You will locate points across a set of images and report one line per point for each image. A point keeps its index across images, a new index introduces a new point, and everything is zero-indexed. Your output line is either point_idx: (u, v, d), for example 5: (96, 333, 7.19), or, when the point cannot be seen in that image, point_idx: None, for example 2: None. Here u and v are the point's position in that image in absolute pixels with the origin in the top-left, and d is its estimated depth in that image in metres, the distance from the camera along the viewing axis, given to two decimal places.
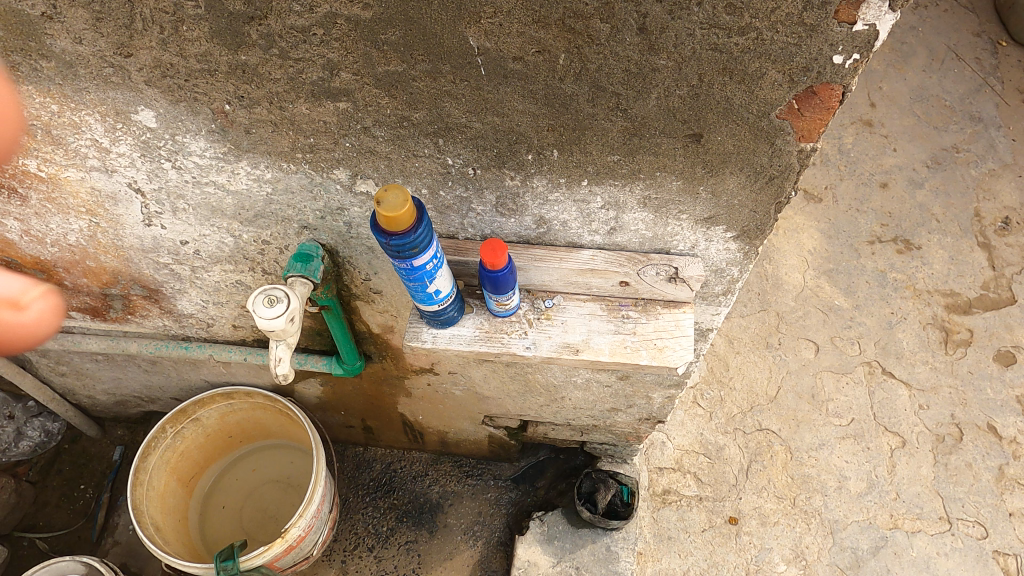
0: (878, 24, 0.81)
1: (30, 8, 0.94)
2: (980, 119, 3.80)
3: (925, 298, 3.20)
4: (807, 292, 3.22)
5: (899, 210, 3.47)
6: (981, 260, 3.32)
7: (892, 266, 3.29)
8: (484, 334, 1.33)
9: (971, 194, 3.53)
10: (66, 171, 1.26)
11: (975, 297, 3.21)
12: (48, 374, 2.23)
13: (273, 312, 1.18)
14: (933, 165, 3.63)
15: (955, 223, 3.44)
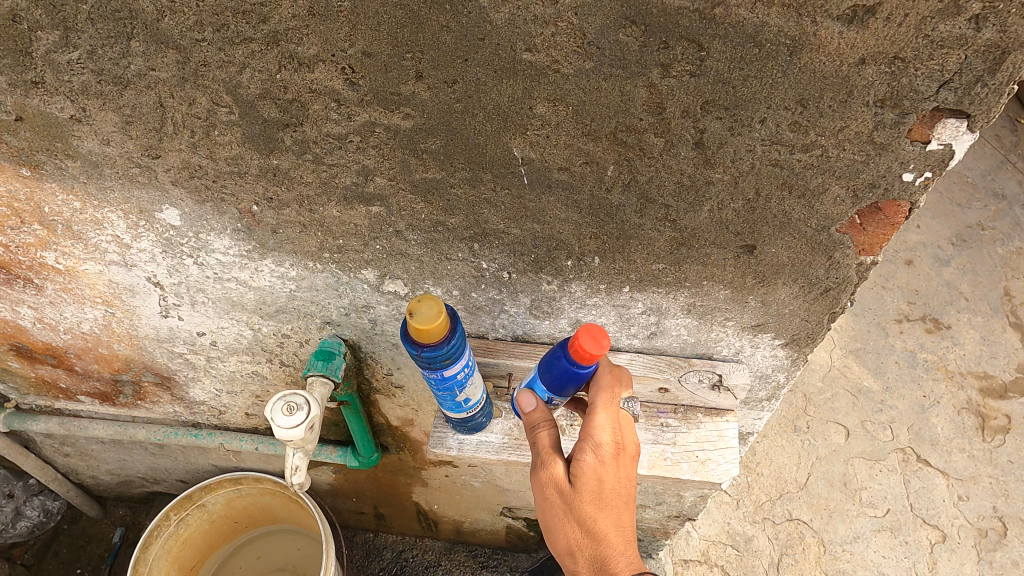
0: (954, 143, 0.76)
1: (59, 111, 0.91)
2: (1004, 196, 3.77)
3: (959, 380, 3.09)
4: (835, 372, 3.11)
5: (926, 287, 3.40)
6: (1015, 341, 3.23)
7: (922, 345, 3.20)
8: (513, 441, 1.25)
9: (1000, 272, 3.47)
10: (84, 264, 1.22)
11: (1010, 380, 3.10)
12: (52, 454, 2.16)
13: (292, 420, 1.11)
14: (959, 242, 3.57)
15: (985, 301, 3.36)
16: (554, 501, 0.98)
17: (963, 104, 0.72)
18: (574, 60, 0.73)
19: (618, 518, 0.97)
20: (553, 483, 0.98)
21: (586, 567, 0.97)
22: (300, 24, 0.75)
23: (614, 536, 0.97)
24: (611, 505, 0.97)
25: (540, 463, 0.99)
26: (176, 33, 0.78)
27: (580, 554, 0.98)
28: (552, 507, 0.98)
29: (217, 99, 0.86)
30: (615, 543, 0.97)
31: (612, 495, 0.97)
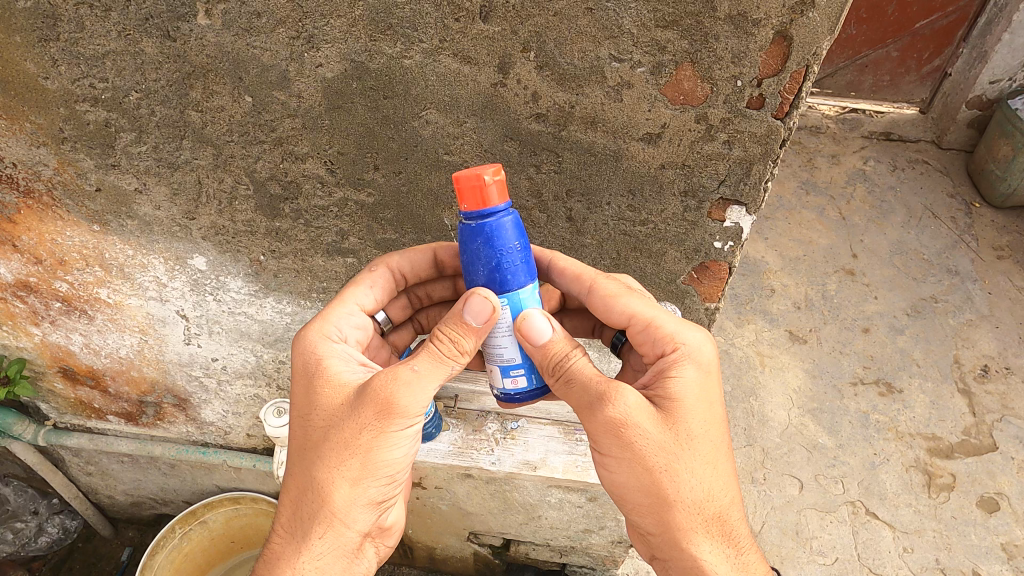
0: (740, 221, 1.11)
1: (127, 186, 1.28)
2: (958, 272, 3.23)
3: (907, 440, 2.65)
4: (792, 430, 2.67)
5: (881, 354, 2.92)
6: (961, 406, 2.76)
7: (874, 408, 2.74)
8: (457, 448, 1.57)
9: (951, 341, 2.97)
10: (129, 299, 1.57)
11: (957, 442, 2.64)
12: (77, 473, 2.45)
13: (280, 421, 1.58)
14: (914, 313, 3.06)
15: (935, 367, 2.88)
16: (638, 422, 0.95)
17: (739, 196, 1.07)
18: (478, 161, 1.11)
19: (709, 421, 0.98)
20: (625, 406, 0.95)
21: (686, 479, 0.96)
22: (297, 132, 1.12)
23: (705, 445, 0.98)
24: (701, 410, 0.98)
25: (607, 389, 0.96)
26: (214, 136, 1.15)
27: (674, 471, 0.96)
28: (634, 428, 0.95)
29: (238, 180, 1.22)
30: (706, 454, 0.98)
31: (704, 401, 0.99)
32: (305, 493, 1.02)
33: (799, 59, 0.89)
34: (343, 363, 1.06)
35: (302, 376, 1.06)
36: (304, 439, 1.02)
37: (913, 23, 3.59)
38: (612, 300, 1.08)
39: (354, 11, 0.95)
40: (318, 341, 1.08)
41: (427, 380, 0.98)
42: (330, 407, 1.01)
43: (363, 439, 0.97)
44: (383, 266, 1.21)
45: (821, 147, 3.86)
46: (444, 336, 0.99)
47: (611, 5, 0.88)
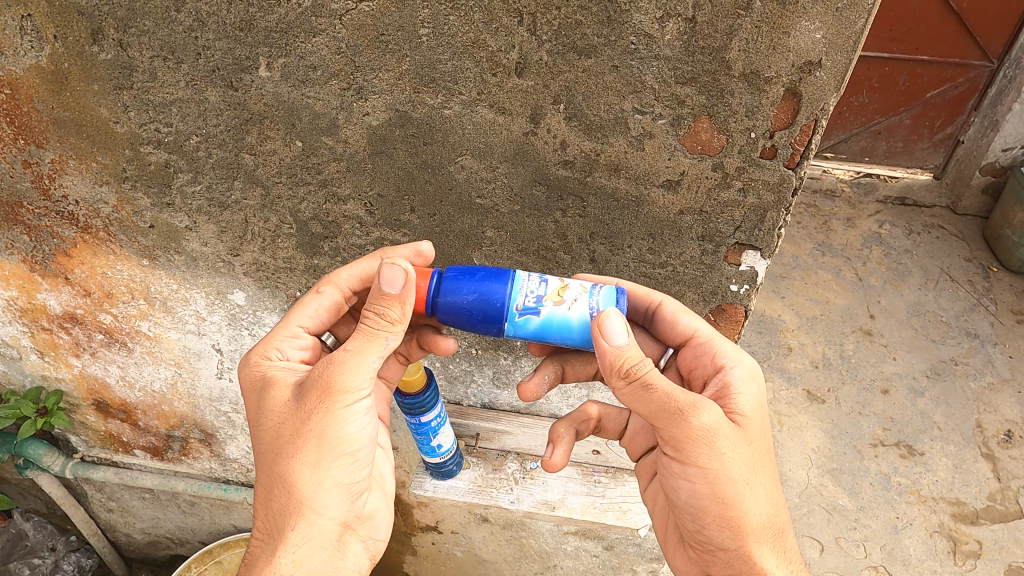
0: (755, 265, 1.19)
1: (179, 223, 1.37)
2: (977, 335, 3.23)
3: (930, 504, 2.60)
4: (811, 490, 2.63)
5: (901, 416, 2.89)
6: (985, 471, 2.72)
7: (895, 469, 2.71)
8: (477, 487, 1.61)
9: (972, 405, 2.94)
10: (168, 332, 1.64)
11: (982, 507, 2.60)
12: (97, 511, 2.47)
13: None
14: (933, 375, 3.05)
15: (956, 430, 2.84)
16: (723, 434, 1.00)
17: (755, 241, 1.15)
18: (508, 205, 1.19)
19: (768, 436, 1.07)
20: (710, 417, 0.99)
21: (758, 490, 1.03)
22: (342, 175, 1.22)
23: (767, 460, 1.06)
24: (764, 424, 1.07)
25: (690, 402, 0.99)
26: (264, 177, 1.25)
27: (749, 483, 1.02)
28: (718, 440, 1.00)
29: (283, 219, 1.31)
30: (768, 470, 1.05)
31: (763, 418, 1.07)
32: (274, 492, 1.05)
33: (808, 114, 0.99)
34: (287, 371, 1.11)
35: (255, 391, 1.11)
36: (261, 445, 1.07)
37: (924, 93, 3.71)
38: (679, 319, 1.18)
39: (402, 66, 1.05)
40: (259, 362, 1.12)
41: (361, 357, 1.02)
42: (279, 406, 1.06)
43: (312, 423, 1.02)
44: (329, 284, 1.19)
45: (836, 211, 3.92)
46: (371, 312, 1.03)
47: (635, 63, 0.98)
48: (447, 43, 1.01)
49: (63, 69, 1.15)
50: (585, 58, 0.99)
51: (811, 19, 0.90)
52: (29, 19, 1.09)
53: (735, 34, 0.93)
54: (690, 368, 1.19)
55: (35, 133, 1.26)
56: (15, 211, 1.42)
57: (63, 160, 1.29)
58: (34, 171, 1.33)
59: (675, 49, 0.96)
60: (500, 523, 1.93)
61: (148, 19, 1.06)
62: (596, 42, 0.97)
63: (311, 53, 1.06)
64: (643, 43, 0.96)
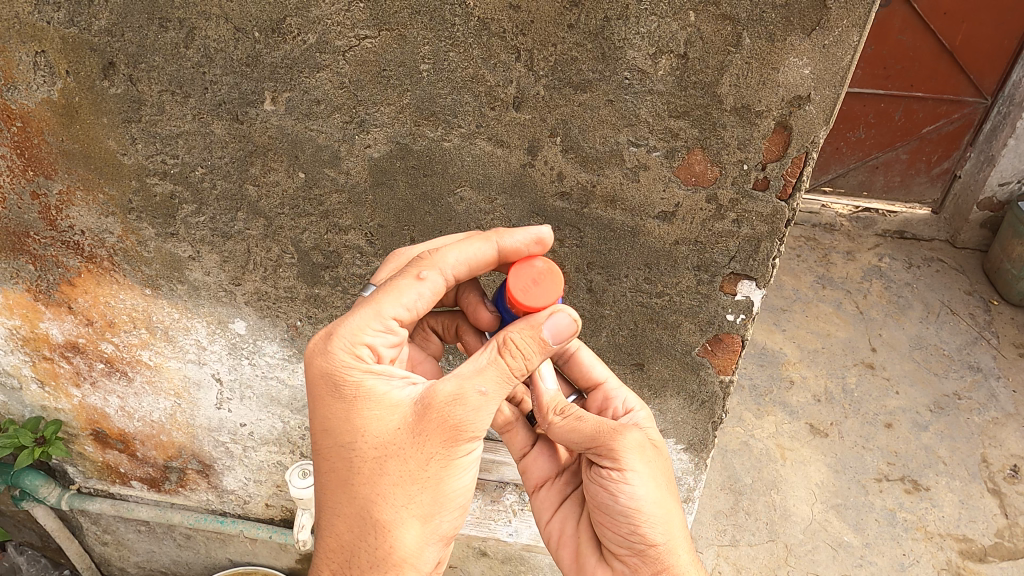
0: (751, 295, 1.20)
1: (182, 252, 1.39)
2: (980, 368, 3.22)
3: (937, 541, 2.56)
4: (815, 525, 2.59)
5: (905, 449, 2.86)
6: (992, 506, 2.68)
7: (901, 504, 2.67)
8: (476, 518, 1.64)
9: (976, 439, 2.92)
10: (168, 361, 1.64)
11: (990, 545, 2.55)
12: (92, 544, 2.43)
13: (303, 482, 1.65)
14: (936, 409, 3.03)
15: (961, 465, 2.82)
16: (646, 452, 1.08)
17: (750, 271, 1.17)
18: None
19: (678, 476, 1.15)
20: (633, 436, 1.07)
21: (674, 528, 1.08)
22: (343, 206, 1.24)
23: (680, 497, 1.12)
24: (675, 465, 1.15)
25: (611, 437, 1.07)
26: (267, 209, 1.27)
27: (670, 500, 1.08)
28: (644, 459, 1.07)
29: (285, 249, 1.33)
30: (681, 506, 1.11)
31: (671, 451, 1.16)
32: (361, 535, 1.05)
33: (798, 147, 1.01)
34: (386, 384, 1.03)
35: (338, 400, 1.02)
36: (353, 474, 1.03)
37: (920, 128, 3.76)
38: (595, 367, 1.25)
39: (403, 100, 1.08)
40: (349, 366, 1.02)
41: (491, 406, 1.00)
42: (383, 437, 1.01)
43: (431, 470, 1.01)
44: (432, 270, 1.05)
45: (836, 244, 3.94)
46: (509, 350, 0.98)
47: (629, 97, 1.01)
48: (447, 78, 1.04)
49: (74, 102, 1.18)
50: (581, 92, 1.02)
51: (799, 56, 0.93)
52: (42, 54, 1.13)
53: (726, 69, 0.96)
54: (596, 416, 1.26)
55: (44, 165, 1.29)
56: (22, 240, 1.44)
57: (70, 191, 1.32)
58: (42, 202, 1.35)
59: (668, 84, 0.99)
60: (499, 556, 1.91)
61: (158, 55, 1.09)
62: (591, 77, 1.00)
63: (315, 87, 1.09)
64: (637, 78, 0.99)
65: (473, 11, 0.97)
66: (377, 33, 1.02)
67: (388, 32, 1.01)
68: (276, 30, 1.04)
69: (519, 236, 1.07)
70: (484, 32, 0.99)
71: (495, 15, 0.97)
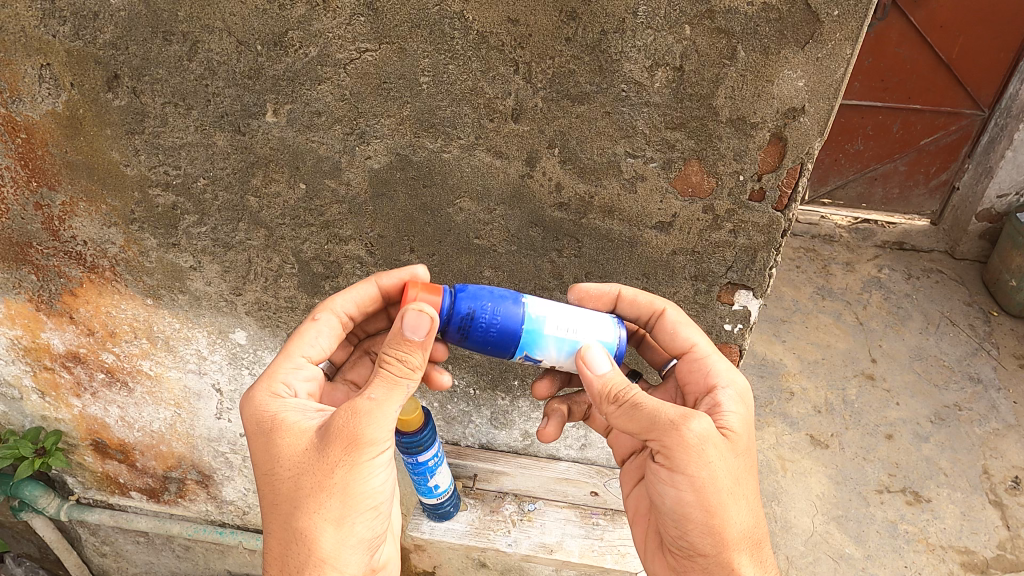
0: (748, 305, 1.21)
1: (183, 262, 1.40)
2: (980, 379, 3.22)
3: (939, 553, 2.54)
4: (816, 537, 2.58)
5: (906, 461, 2.85)
6: (994, 518, 2.67)
7: (902, 516, 2.66)
8: (475, 529, 1.60)
9: (977, 450, 2.91)
10: (169, 371, 1.64)
11: (993, 557, 2.54)
12: (91, 555, 2.42)
13: None
14: (937, 421, 3.02)
15: (963, 476, 2.81)
16: (713, 445, 1.00)
17: (747, 281, 1.18)
18: (505, 245, 1.22)
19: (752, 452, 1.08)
20: (700, 430, 0.99)
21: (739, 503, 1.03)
22: (344, 217, 1.25)
23: (751, 472, 1.07)
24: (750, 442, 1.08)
25: (680, 415, 1.00)
26: (268, 219, 1.28)
27: (733, 494, 1.02)
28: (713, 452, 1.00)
29: (286, 259, 1.34)
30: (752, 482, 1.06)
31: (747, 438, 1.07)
32: (290, 552, 1.02)
33: (794, 158, 1.02)
34: (299, 413, 1.06)
35: (259, 432, 1.05)
36: (276, 495, 1.03)
37: (918, 140, 3.78)
38: (680, 329, 1.17)
39: (403, 112, 1.09)
40: (269, 401, 1.07)
41: (385, 407, 1.00)
42: (293, 455, 1.02)
43: (336, 477, 1.00)
44: (325, 311, 1.18)
45: (835, 255, 3.95)
46: (392, 357, 1.00)
47: (626, 110, 1.02)
48: (446, 91, 1.06)
49: (78, 115, 1.19)
50: (578, 104, 1.03)
51: (794, 68, 0.95)
52: (48, 68, 1.15)
53: (721, 82, 0.97)
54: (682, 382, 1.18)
55: (48, 176, 1.30)
56: (24, 251, 1.45)
57: (73, 203, 1.33)
58: (45, 213, 1.37)
59: (664, 96, 1.00)
60: (498, 567, 1.90)
61: (161, 68, 1.11)
62: (589, 90, 1.01)
63: (316, 100, 1.11)
64: (633, 90, 1.00)
65: (472, 25, 0.99)
66: (377, 46, 1.03)
67: (389, 46, 1.03)
68: (278, 44, 1.06)
69: (396, 274, 1.20)
70: (482, 45, 1.00)
71: (494, 29, 0.98)
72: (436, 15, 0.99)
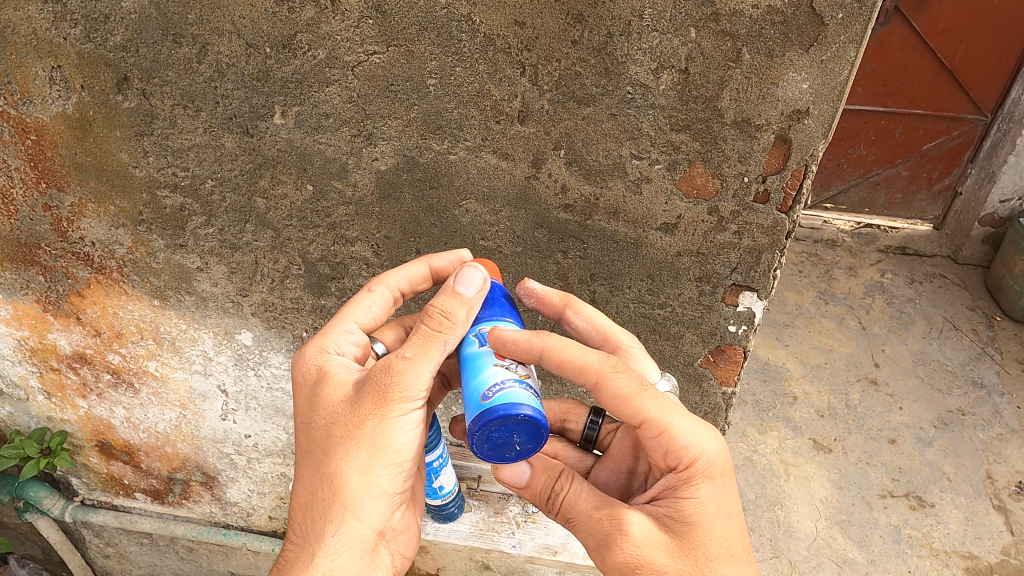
0: (753, 306, 1.21)
1: (190, 264, 1.41)
2: (983, 384, 3.21)
3: (943, 558, 2.53)
4: (820, 541, 2.56)
5: (910, 465, 2.85)
6: (998, 523, 2.66)
7: (906, 521, 2.65)
8: (478, 530, 1.60)
9: (981, 455, 2.90)
10: (175, 372, 1.65)
11: (997, 563, 2.53)
12: (94, 557, 2.42)
13: None
14: (941, 425, 3.02)
15: (966, 482, 2.80)
16: (649, 552, 0.98)
17: (751, 283, 1.18)
18: (510, 246, 1.23)
19: (728, 536, 1.01)
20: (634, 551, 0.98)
21: None
22: (350, 218, 1.26)
23: (730, 555, 1.00)
24: (720, 526, 1.01)
25: (609, 536, 0.99)
26: (275, 221, 1.29)
27: None
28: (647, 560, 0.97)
29: (292, 260, 1.35)
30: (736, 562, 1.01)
31: (718, 519, 1.01)
32: (316, 499, 1.03)
33: (798, 159, 1.03)
34: (343, 368, 1.08)
35: (303, 386, 1.09)
36: (312, 441, 1.05)
37: (920, 145, 3.79)
38: (629, 401, 0.98)
39: (410, 114, 1.10)
40: (315, 355, 1.11)
41: (421, 361, 0.99)
42: (330, 405, 1.03)
43: (366, 426, 0.99)
44: (380, 284, 1.17)
45: (838, 260, 3.95)
46: (433, 310, 1.01)
47: (632, 112, 1.03)
48: (454, 93, 1.07)
49: (88, 117, 1.20)
50: (584, 106, 1.04)
51: (798, 71, 0.96)
52: (59, 70, 1.16)
53: (726, 84, 0.98)
54: None
55: (57, 177, 1.31)
56: (32, 252, 1.46)
57: (82, 204, 1.34)
58: (54, 214, 1.38)
59: (670, 99, 1.01)
60: (501, 569, 1.91)
61: (171, 70, 1.12)
62: (595, 92, 1.02)
63: (324, 102, 1.12)
64: (639, 92, 1.01)
65: (479, 27, 1.00)
66: (385, 49, 1.04)
67: (397, 48, 1.04)
68: (287, 46, 1.07)
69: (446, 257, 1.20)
70: (490, 48, 1.01)
71: (501, 32, 0.99)
72: (443, 17, 1.00)
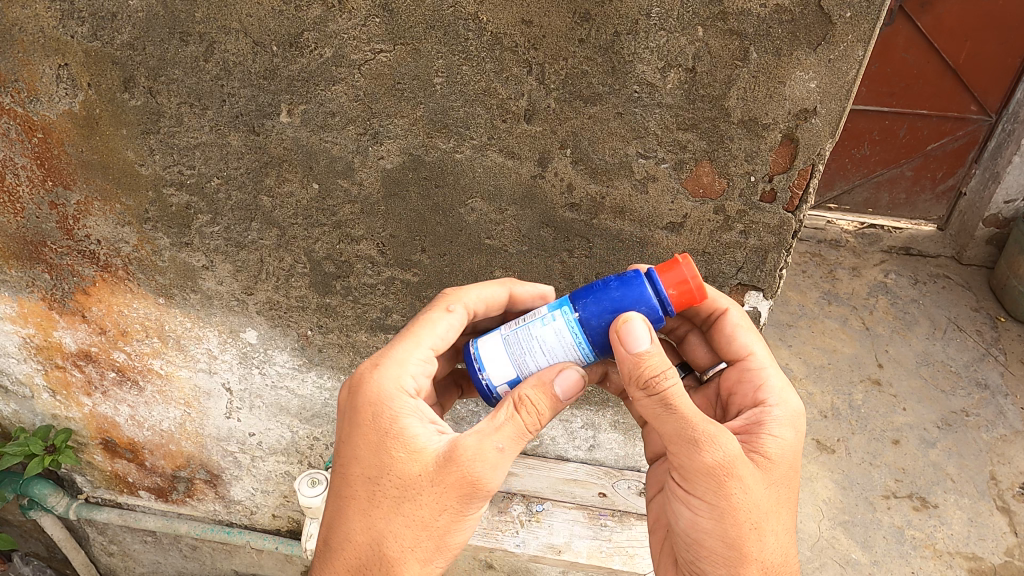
0: (758, 306, 1.22)
1: (196, 262, 1.41)
2: (987, 385, 3.20)
3: (946, 559, 2.51)
4: (824, 542, 2.54)
5: (913, 467, 2.84)
6: (1002, 524, 2.65)
7: (909, 522, 2.63)
8: (482, 528, 1.61)
9: (985, 456, 2.90)
10: (179, 370, 1.65)
11: (1001, 564, 2.51)
12: (98, 554, 2.42)
13: (312, 491, 1.62)
14: (944, 426, 3.01)
15: (970, 483, 2.79)
16: (739, 472, 0.98)
17: (757, 282, 1.19)
18: (517, 246, 1.23)
19: (789, 486, 1.05)
20: (725, 453, 0.97)
21: (765, 538, 1.02)
22: (355, 217, 1.26)
23: (785, 502, 1.05)
24: (788, 471, 1.04)
25: (711, 435, 0.97)
26: (281, 219, 1.29)
27: (753, 527, 1.00)
28: (735, 478, 0.98)
29: (297, 258, 1.35)
30: (783, 512, 1.04)
31: (790, 462, 1.05)
32: (365, 563, 1.03)
33: (805, 159, 1.03)
34: (421, 425, 1.02)
35: (376, 429, 1.02)
36: (372, 503, 1.02)
37: (925, 146, 3.78)
38: (739, 334, 1.16)
39: (416, 113, 1.10)
40: (397, 394, 1.03)
41: (508, 459, 0.99)
42: (407, 476, 0.99)
43: (443, 519, 1.00)
44: (459, 305, 1.11)
45: (841, 260, 3.94)
46: (530, 406, 0.98)
47: (638, 110, 1.03)
48: (460, 92, 1.07)
49: (95, 115, 1.21)
50: (591, 105, 1.04)
51: (805, 70, 0.96)
52: (66, 68, 1.16)
53: (734, 83, 0.98)
54: (732, 391, 1.17)
55: (64, 175, 1.32)
56: (38, 250, 1.46)
57: (88, 202, 1.35)
58: (59, 212, 1.38)
59: (677, 98, 1.01)
60: (506, 568, 1.91)
61: (177, 68, 1.12)
62: (601, 91, 1.02)
63: (330, 100, 1.12)
64: (646, 91, 1.01)
65: (485, 26, 1.00)
66: (392, 47, 1.04)
67: (403, 47, 1.04)
68: (293, 44, 1.07)
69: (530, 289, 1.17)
70: (496, 46, 1.01)
71: (508, 30, 1.00)
72: (450, 16, 1.00)
